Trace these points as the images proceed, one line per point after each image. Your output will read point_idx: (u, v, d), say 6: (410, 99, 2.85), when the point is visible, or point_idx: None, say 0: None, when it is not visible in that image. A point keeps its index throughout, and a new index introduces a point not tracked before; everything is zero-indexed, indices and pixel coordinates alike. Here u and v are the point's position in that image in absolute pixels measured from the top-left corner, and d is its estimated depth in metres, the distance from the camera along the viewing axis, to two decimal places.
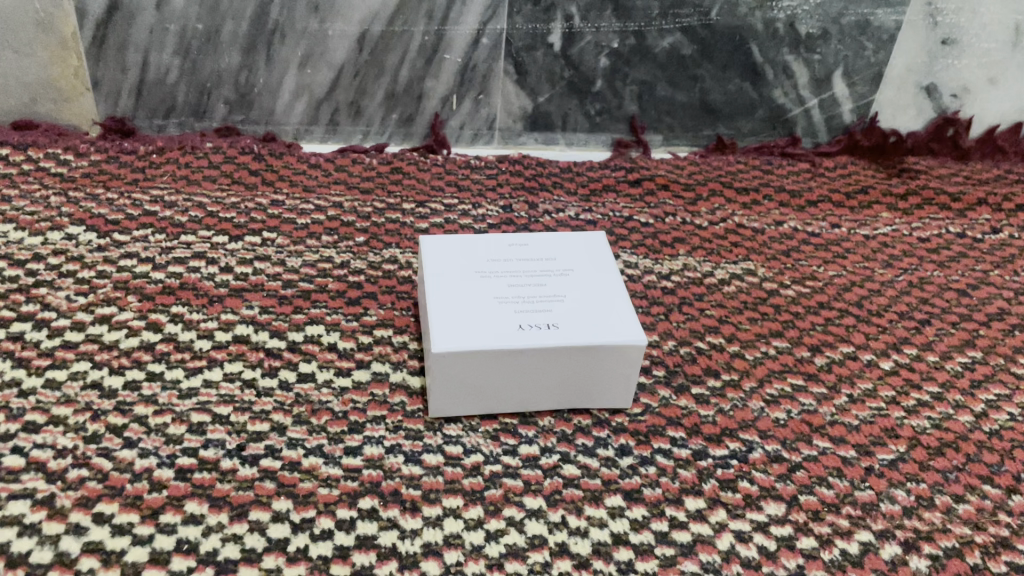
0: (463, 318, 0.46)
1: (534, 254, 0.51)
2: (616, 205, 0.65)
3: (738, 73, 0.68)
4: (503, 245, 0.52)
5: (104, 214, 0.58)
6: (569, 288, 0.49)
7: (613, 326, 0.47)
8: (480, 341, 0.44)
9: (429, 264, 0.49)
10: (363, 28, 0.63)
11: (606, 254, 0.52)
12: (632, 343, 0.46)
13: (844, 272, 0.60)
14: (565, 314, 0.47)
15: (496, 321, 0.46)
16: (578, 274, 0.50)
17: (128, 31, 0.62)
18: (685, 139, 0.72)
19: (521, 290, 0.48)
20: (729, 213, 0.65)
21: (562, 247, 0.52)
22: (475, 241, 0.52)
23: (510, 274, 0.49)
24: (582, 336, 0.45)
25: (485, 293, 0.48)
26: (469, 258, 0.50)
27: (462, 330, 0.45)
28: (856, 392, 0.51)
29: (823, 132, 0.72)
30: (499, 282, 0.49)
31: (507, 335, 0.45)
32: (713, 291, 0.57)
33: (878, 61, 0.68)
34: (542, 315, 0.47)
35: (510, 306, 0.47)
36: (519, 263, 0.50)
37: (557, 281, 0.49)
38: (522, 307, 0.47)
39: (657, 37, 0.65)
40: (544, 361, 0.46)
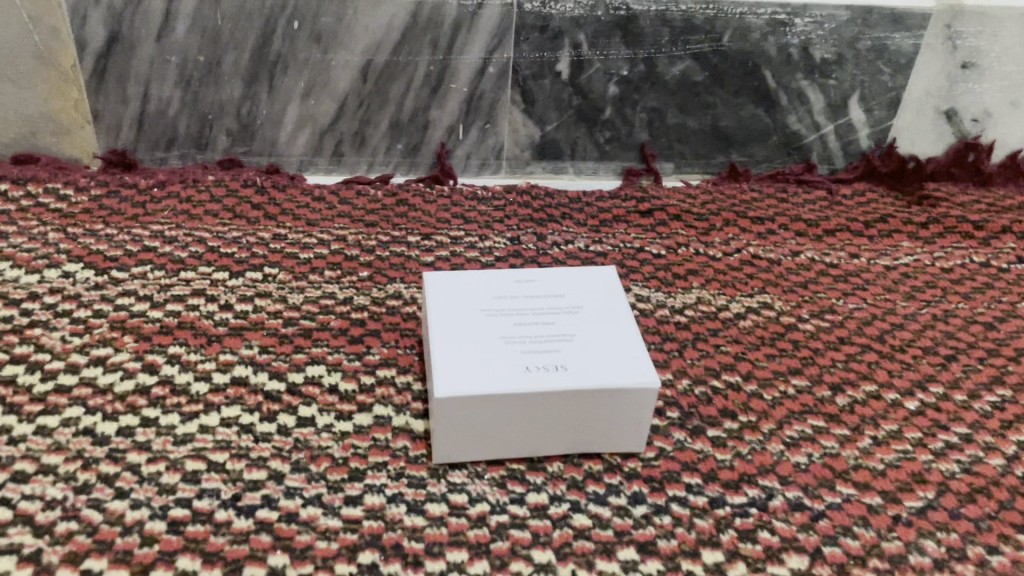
0: (468, 361, 0.44)
1: (543, 290, 0.49)
2: (626, 236, 0.63)
3: (751, 100, 0.66)
4: (510, 281, 0.50)
5: (102, 250, 0.57)
6: (579, 327, 0.47)
7: (625, 368, 0.45)
8: (485, 385, 0.43)
9: (433, 303, 0.47)
10: (367, 58, 0.62)
11: (618, 290, 0.50)
12: (646, 386, 0.44)
13: (865, 304, 0.57)
14: (574, 355, 0.45)
15: (502, 363, 0.44)
16: (588, 312, 0.48)
17: (129, 63, 0.60)
18: (697, 166, 0.70)
19: (529, 329, 0.46)
20: (744, 243, 0.63)
21: (572, 282, 0.50)
22: (481, 277, 0.50)
23: (517, 312, 0.48)
24: (592, 379, 0.44)
25: (491, 334, 0.46)
26: (474, 296, 0.48)
27: (466, 373, 0.43)
28: (880, 433, 0.48)
29: (839, 158, 0.70)
30: (505, 321, 0.47)
31: (513, 378, 0.43)
32: (729, 325, 0.55)
33: (896, 86, 0.66)
34: (550, 356, 0.45)
35: (517, 347, 0.45)
36: (526, 300, 0.48)
37: (566, 319, 0.47)
38: (529, 347, 0.45)
39: (667, 64, 0.64)
40: (553, 406, 0.44)
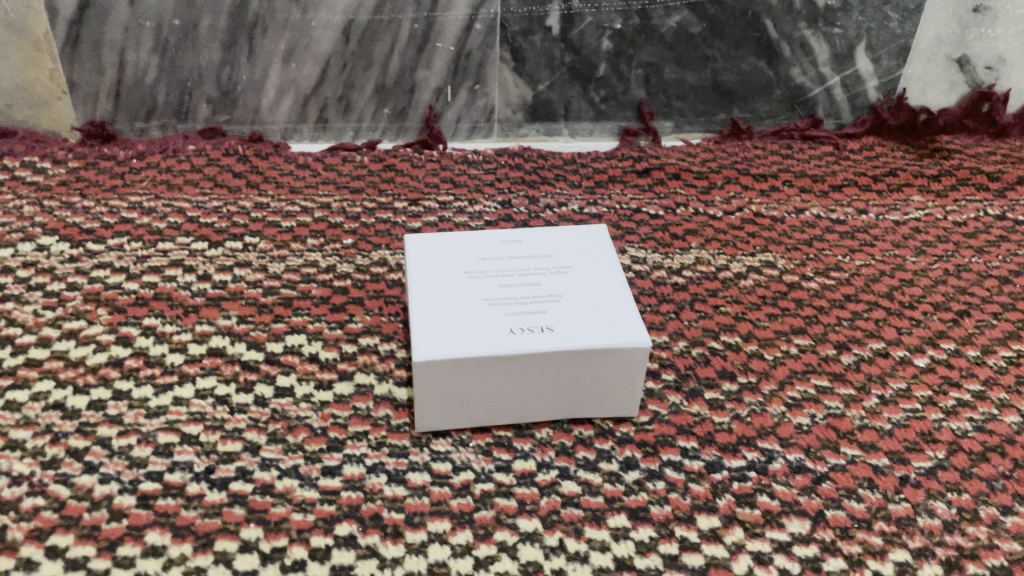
0: (448, 322, 0.42)
1: (529, 250, 0.47)
2: (623, 197, 0.60)
3: (752, 52, 0.63)
4: (496, 242, 0.48)
5: (79, 223, 0.55)
6: (566, 287, 0.45)
7: (615, 327, 0.42)
8: (466, 347, 0.40)
9: (413, 266, 0.45)
10: (348, 17, 0.59)
11: (609, 248, 0.47)
12: (636, 345, 0.41)
13: (873, 261, 0.55)
14: (561, 315, 0.43)
15: (485, 324, 0.42)
16: (577, 271, 0.46)
17: (103, 30, 0.59)
18: (697, 124, 0.67)
19: (513, 290, 0.44)
20: (746, 201, 0.60)
21: (560, 241, 0.48)
22: (465, 239, 0.48)
23: (501, 272, 0.45)
24: (579, 339, 0.41)
25: (474, 295, 0.44)
26: (457, 257, 0.46)
27: (446, 336, 0.41)
28: (888, 392, 0.46)
29: (846, 112, 0.67)
30: (489, 282, 0.45)
31: (496, 340, 0.41)
32: (729, 285, 0.53)
33: (905, 33, 0.63)
34: (535, 317, 0.43)
35: (500, 309, 0.43)
36: (513, 260, 0.46)
37: (553, 279, 0.45)
38: (514, 308, 0.43)
39: (663, 16, 0.61)
40: (538, 368, 0.41)
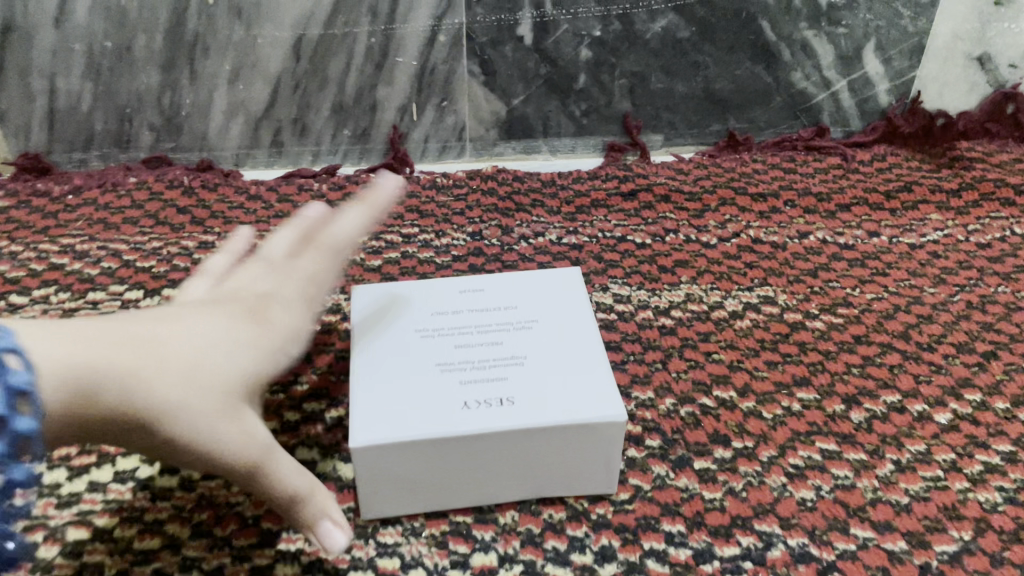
0: (395, 395, 0.36)
1: (491, 302, 0.42)
2: (606, 223, 0.55)
3: (748, 56, 0.57)
4: (454, 294, 0.42)
5: (3, 271, 0.50)
6: (532, 346, 0.39)
7: (587, 396, 0.36)
8: (413, 426, 0.35)
9: (359, 327, 0.40)
10: (298, 33, 0.54)
11: (582, 298, 0.42)
12: (612, 418, 0.35)
13: (885, 294, 0.49)
14: (524, 382, 0.37)
15: (437, 395, 0.36)
16: (546, 327, 0.40)
17: (28, 54, 0.53)
18: (690, 137, 0.61)
19: (470, 352, 0.39)
20: (743, 225, 0.54)
21: (528, 290, 0.43)
22: (421, 291, 0.42)
23: (459, 331, 0.40)
24: (545, 412, 0.35)
25: (426, 360, 0.38)
26: (409, 315, 0.41)
27: (392, 413, 0.35)
28: (905, 456, 0.40)
29: (855, 119, 0.61)
30: (444, 343, 0.39)
31: (448, 416, 0.35)
32: (723, 327, 0.47)
33: (918, 30, 0.56)
34: (495, 386, 0.37)
35: (455, 376, 0.37)
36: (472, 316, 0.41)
37: (517, 336, 0.40)
38: (470, 374, 0.37)
39: (647, 20, 0.55)
40: (499, 446, 0.36)
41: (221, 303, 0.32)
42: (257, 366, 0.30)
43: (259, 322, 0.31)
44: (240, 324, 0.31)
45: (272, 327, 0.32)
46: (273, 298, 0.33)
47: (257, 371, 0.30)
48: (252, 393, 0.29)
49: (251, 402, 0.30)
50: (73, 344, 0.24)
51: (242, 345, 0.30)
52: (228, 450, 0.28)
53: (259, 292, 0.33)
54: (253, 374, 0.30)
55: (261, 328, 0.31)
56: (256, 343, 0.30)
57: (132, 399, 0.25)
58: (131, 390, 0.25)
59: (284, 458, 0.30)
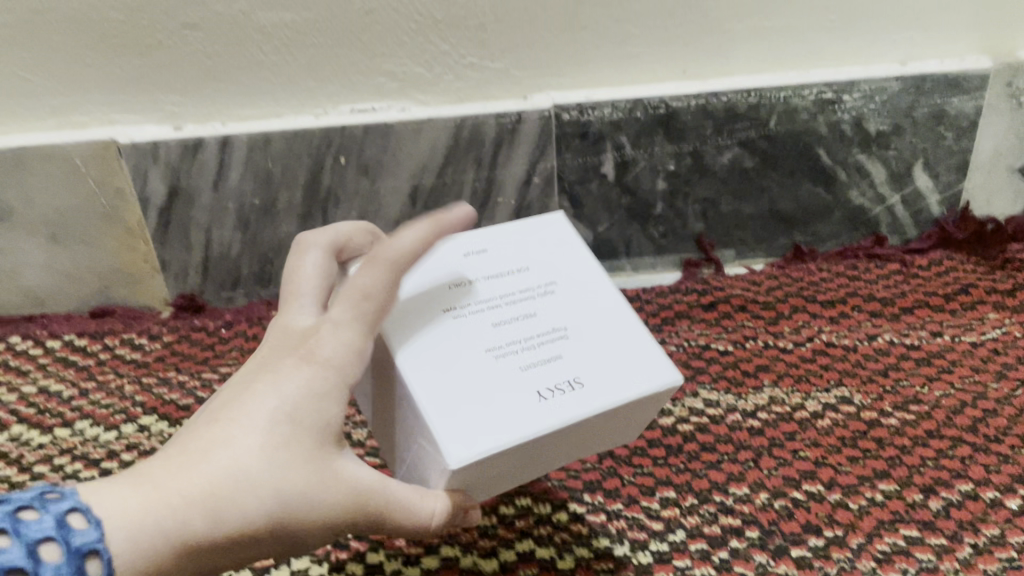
0: (456, 402, 0.36)
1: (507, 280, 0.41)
2: (690, 333, 0.61)
3: (808, 179, 0.64)
4: (465, 261, 0.42)
5: (176, 398, 0.59)
6: (568, 316, 0.40)
7: (643, 363, 0.39)
8: (496, 433, 0.35)
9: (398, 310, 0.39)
10: (414, 182, 0.63)
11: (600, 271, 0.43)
12: (667, 380, 0.38)
13: (953, 390, 0.54)
14: (578, 356, 0.39)
15: (497, 398, 0.37)
16: (573, 297, 0.41)
17: (190, 214, 0.63)
18: (759, 251, 0.68)
19: (512, 331, 0.39)
20: (816, 330, 0.60)
21: (542, 255, 0.43)
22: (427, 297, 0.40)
23: (488, 305, 0.40)
24: (616, 389, 0.38)
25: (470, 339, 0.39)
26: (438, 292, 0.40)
27: (467, 431, 0.35)
28: (981, 540, 0.45)
29: (911, 228, 0.67)
30: (481, 318, 0.39)
31: (524, 410, 0.36)
32: (806, 427, 0.53)
33: (962, 148, 0.63)
34: (554, 368, 0.38)
35: (510, 365, 0.38)
36: (501, 291, 0.41)
37: (545, 303, 0.41)
38: (526, 359, 0.38)
39: (715, 154, 0.63)
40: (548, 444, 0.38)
41: (260, 407, 0.33)
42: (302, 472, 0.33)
43: (294, 397, 0.34)
44: (272, 433, 0.33)
45: (311, 372, 0.34)
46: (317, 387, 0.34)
47: (300, 470, 0.33)
48: (312, 470, 0.33)
49: (331, 458, 0.34)
50: (158, 491, 0.31)
51: (274, 448, 0.33)
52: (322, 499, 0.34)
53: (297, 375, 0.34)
54: (307, 455, 0.33)
55: (303, 409, 0.34)
56: (300, 426, 0.33)
57: (196, 526, 0.31)
58: (197, 518, 0.31)
59: (398, 486, 0.36)
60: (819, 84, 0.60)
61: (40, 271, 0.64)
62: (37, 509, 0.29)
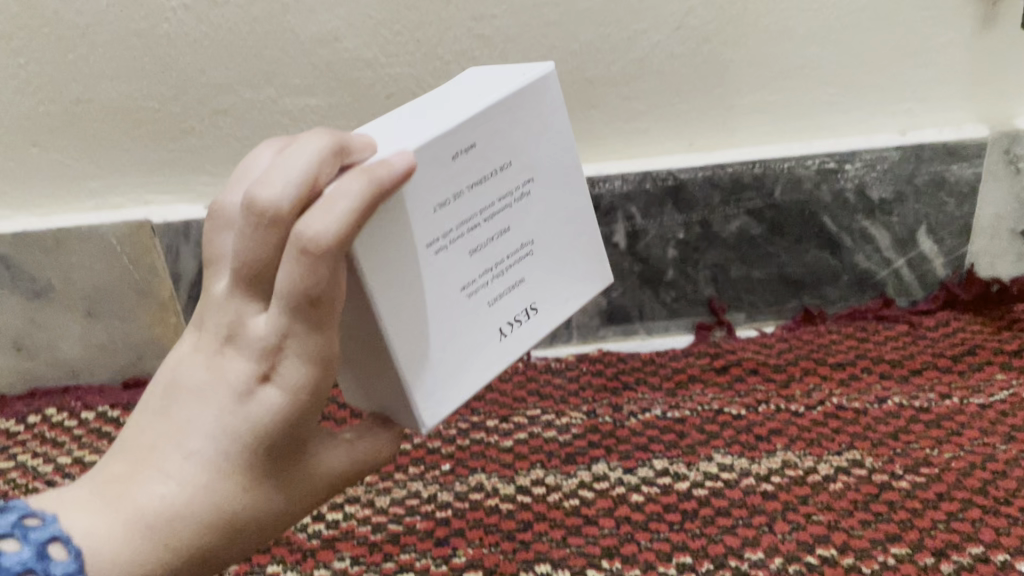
0: (437, 360, 0.35)
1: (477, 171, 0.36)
2: (704, 397, 0.63)
3: (814, 244, 0.66)
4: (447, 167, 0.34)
5: None
6: (528, 225, 0.39)
7: (578, 267, 0.42)
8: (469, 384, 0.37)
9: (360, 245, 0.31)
10: None
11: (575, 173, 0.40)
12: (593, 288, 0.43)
13: (962, 453, 0.55)
14: (533, 278, 0.39)
15: (468, 335, 0.36)
16: (540, 201, 0.39)
17: None
18: (769, 313, 0.70)
19: (481, 246, 0.36)
20: (826, 393, 0.62)
21: (525, 142, 0.38)
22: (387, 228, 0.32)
23: (467, 226, 0.36)
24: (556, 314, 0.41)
25: (452, 271, 0.35)
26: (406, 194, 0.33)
27: (444, 395, 0.36)
28: None
29: (917, 290, 0.68)
30: (462, 248, 0.35)
31: (493, 353, 0.37)
32: (819, 490, 0.54)
33: (964, 214, 0.65)
34: (514, 296, 0.38)
35: (479, 296, 0.37)
36: (486, 201, 0.36)
37: (513, 210, 0.38)
38: (494, 291, 0.37)
39: (723, 223, 0.65)
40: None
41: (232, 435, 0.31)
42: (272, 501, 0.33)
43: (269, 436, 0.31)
44: (245, 471, 0.31)
45: (278, 405, 0.31)
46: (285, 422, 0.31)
47: (270, 499, 0.33)
48: (284, 493, 0.33)
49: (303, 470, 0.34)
50: (119, 534, 0.30)
51: (248, 485, 0.32)
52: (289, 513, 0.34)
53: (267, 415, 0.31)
54: (277, 479, 0.33)
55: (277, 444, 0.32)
56: (273, 464, 0.32)
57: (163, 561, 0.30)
58: (162, 554, 0.30)
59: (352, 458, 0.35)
60: (821, 155, 0.63)
61: (75, 343, 0.67)
62: (18, 540, 0.29)
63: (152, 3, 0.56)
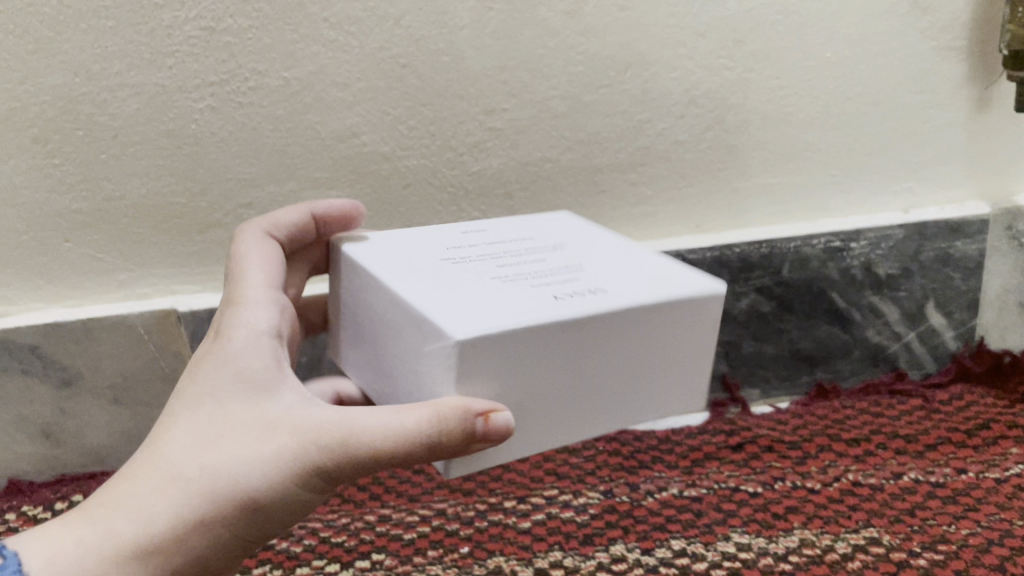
0: (468, 306, 0.35)
1: (508, 242, 0.45)
2: (721, 474, 0.63)
3: (824, 320, 0.67)
4: (474, 239, 0.45)
5: None
6: (590, 261, 0.42)
7: (683, 277, 0.39)
8: (508, 318, 0.34)
9: (359, 257, 0.41)
10: None
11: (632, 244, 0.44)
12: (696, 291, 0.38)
13: (980, 529, 0.55)
14: (598, 277, 0.40)
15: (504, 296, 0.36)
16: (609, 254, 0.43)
17: None
18: (783, 388, 0.70)
19: (520, 266, 0.41)
20: (842, 469, 0.62)
21: (551, 234, 0.47)
22: (403, 252, 0.42)
23: (497, 257, 0.42)
24: (639, 291, 0.37)
25: (472, 270, 0.40)
26: (430, 251, 0.42)
27: (470, 315, 0.34)
28: None
29: (929, 363, 0.69)
30: (486, 262, 0.41)
31: (542, 304, 0.36)
32: (836, 569, 0.53)
33: (970, 287, 0.67)
34: (577, 283, 0.38)
35: (524, 284, 0.38)
36: (507, 252, 0.43)
37: (559, 255, 0.43)
38: (542, 281, 0.39)
39: (734, 300, 0.66)
40: (565, 362, 0.36)
41: (188, 391, 0.37)
42: (226, 443, 0.35)
43: (209, 374, 0.37)
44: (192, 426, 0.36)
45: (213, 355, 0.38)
46: (220, 358, 0.38)
47: (223, 438, 0.35)
48: (243, 438, 0.35)
49: (258, 413, 0.36)
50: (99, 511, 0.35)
51: (204, 433, 0.36)
52: (274, 467, 0.35)
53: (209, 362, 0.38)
54: (235, 425, 0.35)
55: (218, 381, 0.37)
56: (221, 404, 0.36)
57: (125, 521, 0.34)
58: (127, 516, 0.34)
59: (370, 417, 0.34)
60: (827, 234, 0.64)
61: (102, 430, 0.69)
62: None
63: (182, 105, 0.60)
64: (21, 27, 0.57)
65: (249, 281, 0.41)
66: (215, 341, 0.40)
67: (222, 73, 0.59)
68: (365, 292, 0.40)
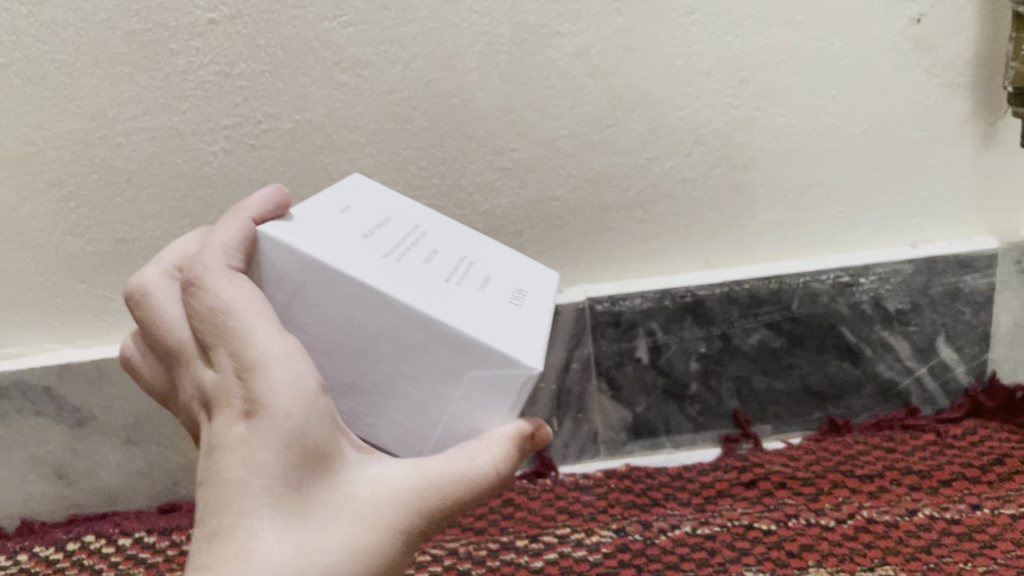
0: (500, 332, 0.36)
1: (369, 216, 0.41)
2: (734, 512, 0.63)
3: (835, 356, 0.67)
4: (344, 210, 0.41)
5: None
6: (456, 246, 0.43)
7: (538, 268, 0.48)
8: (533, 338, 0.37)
9: (316, 257, 0.35)
10: None
11: (448, 222, 0.46)
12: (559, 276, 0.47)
13: (997, 566, 0.54)
14: (499, 273, 0.43)
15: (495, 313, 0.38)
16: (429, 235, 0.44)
17: None
18: (795, 424, 0.70)
19: (433, 258, 0.40)
20: (856, 505, 0.61)
21: (394, 206, 0.44)
22: (337, 243, 0.37)
23: (403, 245, 0.40)
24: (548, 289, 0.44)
25: (422, 272, 0.38)
26: (354, 241, 0.37)
27: (523, 341, 0.36)
28: None
29: (941, 398, 0.69)
30: (409, 254, 0.39)
31: (525, 316, 0.39)
32: None
33: (981, 322, 0.66)
34: (497, 285, 0.41)
35: (467, 287, 0.39)
36: (398, 235, 0.41)
37: (426, 237, 0.42)
38: (472, 282, 0.40)
39: (743, 336, 0.66)
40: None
41: (251, 479, 0.33)
42: (324, 530, 0.34)
43: (271, 458, 0.33)
44: (289, 515, 0.33)
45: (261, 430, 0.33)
46: (274, 438, 0.33)
47: (319, 524, 0.34)
48: (347, 516, 0.34)
49: (337, 487, 0.35)
50: None
51: (302, 519, 0.33)
52: (379, 538, 0.35)
53: (256, 446, 0.33)
54: (330, 501, 0.34)
55: (286, 464, 0.33)
56: (303, 489, 0.34)
57: None
58: None
59: (445, 462, 0.36)
60: (835, 269, 0.65)
61: (113, 470, 0.69)
62: None
63: (195, 148, 0.61)
64: (37, 74, 0.58)
65: (263, 330, 0.34)
66: (234, 409, 0.34)
67: (235, 116, 0.60)
68: (327, 302, 0.36)
